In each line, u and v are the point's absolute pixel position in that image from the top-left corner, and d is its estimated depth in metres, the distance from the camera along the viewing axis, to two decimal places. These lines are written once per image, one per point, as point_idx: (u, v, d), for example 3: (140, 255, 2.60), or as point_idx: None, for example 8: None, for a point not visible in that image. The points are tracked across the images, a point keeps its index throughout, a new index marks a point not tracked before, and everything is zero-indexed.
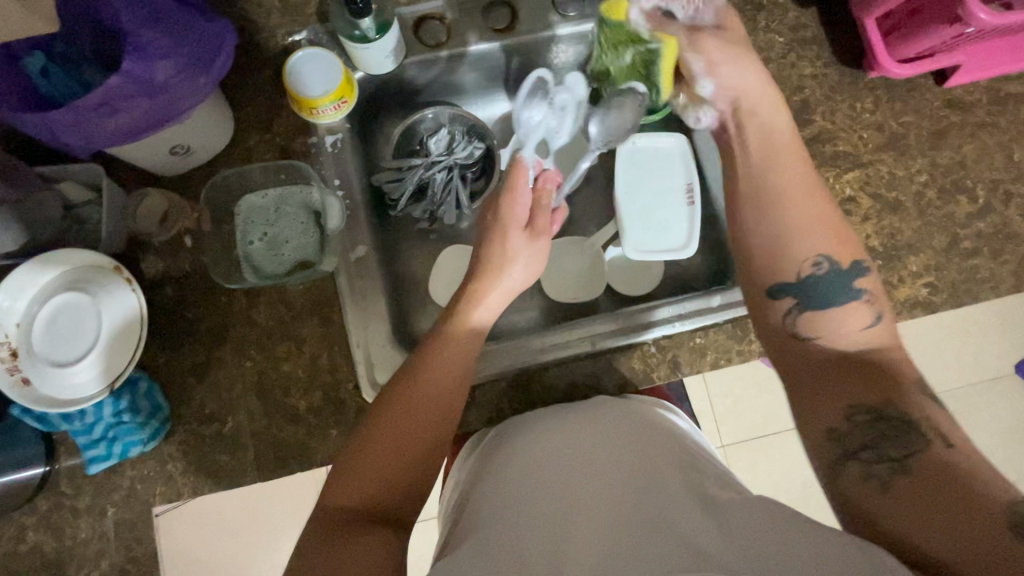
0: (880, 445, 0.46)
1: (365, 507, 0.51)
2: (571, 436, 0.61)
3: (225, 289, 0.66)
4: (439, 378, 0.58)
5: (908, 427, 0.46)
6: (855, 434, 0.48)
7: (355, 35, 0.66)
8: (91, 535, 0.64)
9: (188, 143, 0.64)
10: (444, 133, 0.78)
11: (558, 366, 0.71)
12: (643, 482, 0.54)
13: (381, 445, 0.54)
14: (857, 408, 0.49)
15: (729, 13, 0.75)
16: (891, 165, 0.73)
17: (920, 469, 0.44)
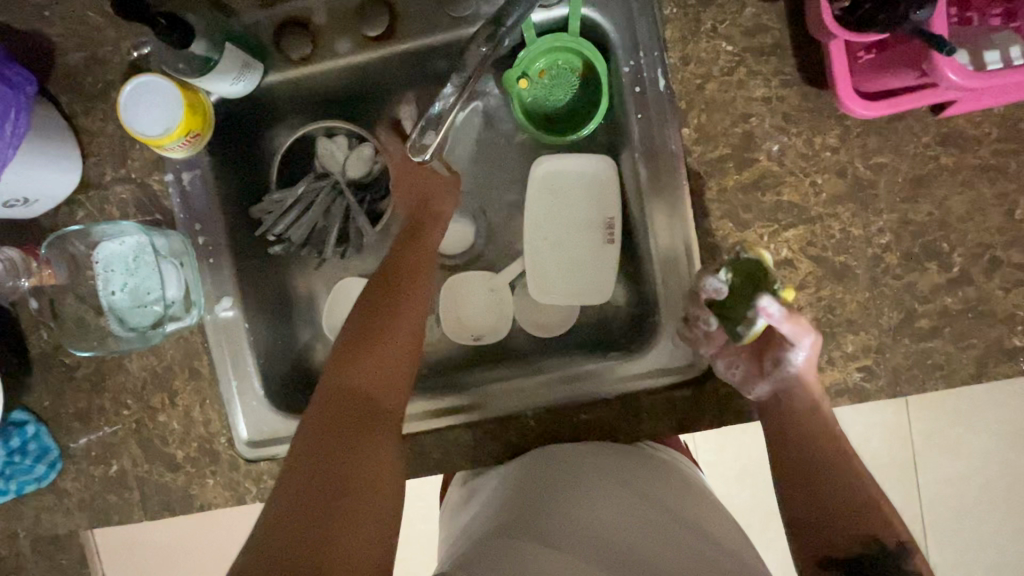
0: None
1: (357, 409, 0.51)
2: (620, 480, 0.58)
3: (74, 352, 0.64)
4: (396, 333, 0.56)
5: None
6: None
7: (182, 68, 0.56)
8: (9, 552, 0.70)
9: (23, 194, 0.59)
10: (340, 139, 0.69)
11: (537, 413, 0.65)
12: (684, 541, 0.52)
13: (347, 374, 0.52)
14: None
15: (665, 10, 0.58)
16: (846, 220, 0.59)
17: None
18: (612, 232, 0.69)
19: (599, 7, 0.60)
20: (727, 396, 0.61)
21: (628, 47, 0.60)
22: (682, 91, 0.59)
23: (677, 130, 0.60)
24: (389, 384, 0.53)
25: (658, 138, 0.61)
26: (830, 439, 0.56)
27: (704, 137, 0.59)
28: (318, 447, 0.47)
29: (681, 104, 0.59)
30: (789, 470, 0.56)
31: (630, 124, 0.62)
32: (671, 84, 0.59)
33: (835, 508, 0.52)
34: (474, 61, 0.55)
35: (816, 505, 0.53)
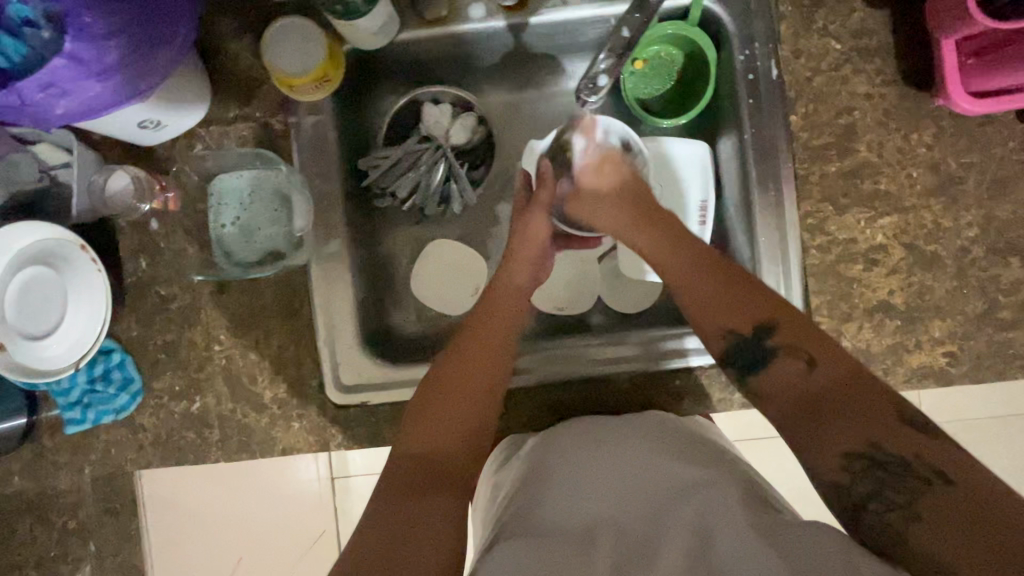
0: (885, 492, 0.44)
1: (423, 471, 0.52)
2: (580, 441, 0.59)
3: (194, 280, 0.65)
4: (459, 369, 0.59)
5: (902, 471, 0.44)
6: (858, 482, 0.45)
7: (338, 10, 0.59)
8: (71, 487, 0.68)
9: (158, 117, 0.60)
10: (446, 106, 0.72)
11: (632, 376, 0.66)
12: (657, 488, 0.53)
13: (410, 438, 0.54)
14: (859, 452, 0.45)
15: (781, 7, 0.63)
16: (937, 213, 0.63)
17: (927, 512, 0.41)
18: (704, 214, 0.71)
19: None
20: None
21: (744, 37, 0.65)
22: (793, 81, 0.63)
23: (785, 116, 0.64)
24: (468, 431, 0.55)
25: (767, 124, 0.64)
26: (663, 250, 0.63)
27: (811, 125, 0.63)
28: (375, 511, 0.48)
29: (790, 93, 0.64)
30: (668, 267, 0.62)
31: (738, 110, 0.66)
32: (782, 74, 0.64)
33: (729, 303, 0.57)
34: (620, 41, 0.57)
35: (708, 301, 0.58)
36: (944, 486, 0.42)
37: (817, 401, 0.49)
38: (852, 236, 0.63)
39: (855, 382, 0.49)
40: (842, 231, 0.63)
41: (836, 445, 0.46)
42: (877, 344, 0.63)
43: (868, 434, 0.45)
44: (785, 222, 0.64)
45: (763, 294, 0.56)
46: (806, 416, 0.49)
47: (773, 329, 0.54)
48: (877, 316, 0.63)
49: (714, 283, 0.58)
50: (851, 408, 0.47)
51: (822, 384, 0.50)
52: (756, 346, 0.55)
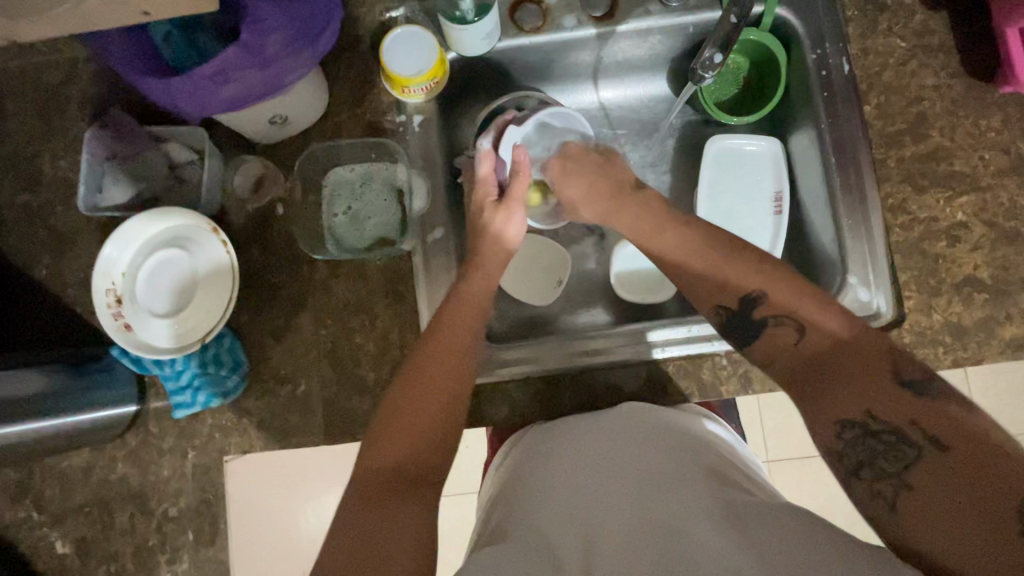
0: (877, 462, 0.45)
1: (384, 480, 0.50)
2: (563, 449, 0.57)
3: (309, 257, 0.68)
4: (429, 369, 0.56)
5: (898, 440, 0.45)
6: (854, 449, 0.47)
7: (455, 16, 0.65)
8: (173, 474, 0.69)
9: (286, 113, 0.65)
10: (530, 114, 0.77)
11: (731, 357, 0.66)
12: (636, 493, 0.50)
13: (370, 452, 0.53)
14: (847, 421, 0.47)
15: (848, 12, 0.70)
16: (1013, 191, 0.66)
17: (920, 483, 0.42)
18: (780, 204, 0.76)
19: (791, 7, 0.71)
20: (914, 345, 0.64)
21: (814, 39, 0.70)
22: (863, 76, 0.69)
23: (859, 107, 0.69)
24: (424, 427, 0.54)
25: (842, 114, 0.69)
26: (680, 244, 0.62)
27: (884, 114, 0.68)
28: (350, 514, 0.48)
29: (863, 86, 0.69)
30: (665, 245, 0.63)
31: (812, 104, 0.71)
32: (854, 70, 0.69)
33: (707, 276, 0.59)
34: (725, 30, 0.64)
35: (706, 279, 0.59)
36: (938, 454, 0.43)
37: (814, 363, 0.51)
38: (932, 215, 0.67)
39: (873, 363, 0.48)
40: (922, 210, 0.67)
41: (837, 410, 0.48)
42: (969, 318, 0.65)
43: (870, 403, 0.46)
44: (868, 204, 0.67)
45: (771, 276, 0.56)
46: (808, 372, 0.51)
47: (761, 300, 0.55)
48: (965, 290, 0.65)
49: (693, 251, 0.61)
50: (849, 384, 0.48)
51: (809, 351, 0.52)
52: (748, 317, 0.56)
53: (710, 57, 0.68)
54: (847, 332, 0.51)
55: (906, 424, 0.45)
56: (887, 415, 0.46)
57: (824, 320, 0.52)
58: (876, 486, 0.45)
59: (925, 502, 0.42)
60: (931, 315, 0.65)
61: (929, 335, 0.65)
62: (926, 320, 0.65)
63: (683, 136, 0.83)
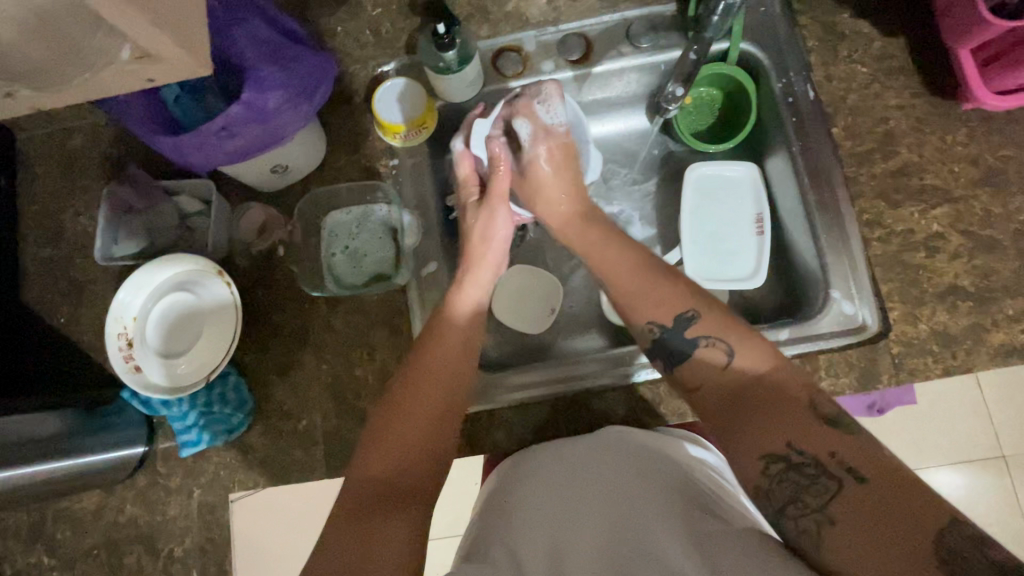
0: (801, 496, 0.44)
1: (367, 496, 0.52)
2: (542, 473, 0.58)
3: (309, 295, 0.71)
4: (422, 398, 0.57)
5: (818, 472, 0.44)
6: (778, 486, 0.45)
7: (440, 67, 0.70)
8: (179, 513, 0.70)
9: (286, 162, 0.70)
10: None
11: None
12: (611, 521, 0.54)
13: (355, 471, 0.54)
14: (770, 457, 0.46)
15: (808, 43, 0.74)
16: (986, 201, 0.68)
17: (839, 515, 0.42)
18: (761, 225, 0.78)
19: (754, 42, 0.76)
20: (903, 355, 0.65)
21: (780, 69, 0.75)
22: (829, 100, 0.72)
23: (827, 130, 0.72)
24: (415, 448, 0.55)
25: (812, 136, 0.72)
26: (617, 269, 0.62)
27: (853, 134, 0.71)
28: (336, 534, 0.50)
29: (829, 110, 0.72)
30: (591, 256, 0.66)
31: (784, 129, 0.75)
32: (819, 95, 0.73)
33: (636, 292, 0.59)
34: (686, 66, 0.71)
35: (636, 291, 0.59)
36: (857, 486, 0.42)
37: (738, 390, 0.50)
38: (909, 227, 0.68)
39: (784, 403, 0.47)
40: (899, 222, 0.69)
41: (762, 444, 0.46)
42: (956, 326, 0.65)
43: (789, 435, 0.46)
44: (845, 220, 0.70)
45: (681, 297, 0.56)
46: (728, 409, 0.50)
47: (694, 319, 0.54)
48: (949, 299, 0.66)
49: (632, 277, 0.60)
50: (760, 410, 0.48)
51: (730, 382, 0.50)
52: (674, 336, 0.55)
53: (675, 91, 0.74)
54: (764, 367, 0.50)
55: (825, 456, 0.44)
56: (807, 446, 0.45)
57: (743, 350, 0.51)
58: (798, 523, 0.44)
59: (841, 540, 0.41)
60: (917, 325, 0.66)
61: (917, 344, 0.65)
62: (913, 330, 0.66)
63: (666, 166, 0.87)
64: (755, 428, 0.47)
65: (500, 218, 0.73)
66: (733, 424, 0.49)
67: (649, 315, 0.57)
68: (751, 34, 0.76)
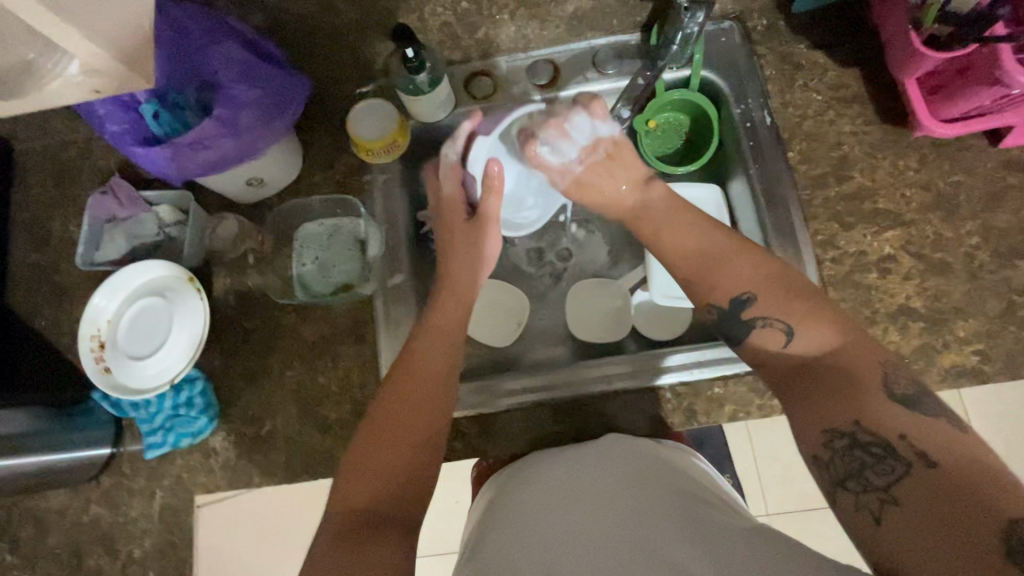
0: (866, 473, 0.45)
1: (364, 505, 0.53)
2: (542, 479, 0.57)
3: (278, 304, 0.74)
4: (400, 389, 0.60)
5: (885, 454, 0.45)
6: (836, 459, 0.47)
7: (410, 88, 0.74)
8: (141, 514, 0.71)
9: (261, 176, 0.73)
10: None
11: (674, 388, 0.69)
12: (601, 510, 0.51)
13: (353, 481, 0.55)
14: (836, 432, 0.48)
15: (766, 72, 0.77)
16: (937, 225, 0.70)
17: (903, 495, 0.42)
18: None
19: (715, 70, 0.79)
20: None
21: (739, 96, 0.78)
22: (785, 126, 0.75)
23: (783, 154, 0.74)
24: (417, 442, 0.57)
25: (769, 160, 0.75)
26: (680, 251, 0.64)
27: (808, 159, 0.74)
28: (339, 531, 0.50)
29: (785, 135, 0.75)
30: (659, 236, 0.67)
31: (742, 153, 0.77)
32: (776, 121, 0.76)
33: (694, 273, 0.62)
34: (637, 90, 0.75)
35: (697, 261, 0.63)
36: (928, 470, 0.42)
37: (797, 366, 0.53)
38: (861, 249, 0.70)
39: (851, 394, 0.49)
40: (851, 244, 0.70)
41: (824, 421, 0.49)
42: (906, 346, 0.66)
43: (858, 413, 0.47)
44: (800, 240, 0.71)
45: (764, 281, 0.58)
46: (794, 377, 0.53)
47: (750, 301, 0.58)
48: (901, 320, 0.67)
49: (694, 253, 0.63)
50: (820, 386, 0.50)
51: (799, 359, 0.54)
52: (732, 314, 0.59)
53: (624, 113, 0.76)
54: (835, 339, 0.52)
55: (894, 437, 0.45)
56: (877, 429, 0.46)
57: (805, 327, 0.54)
58: (860, 498, 0.44)
59: (904, 528, 0.40)
60: None
61: None
62: None
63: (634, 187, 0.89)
64: (846, 391, 0.49)
65: (489, 240, 0.73)
66: (788, 393, 0.53)
67: (712, 295, 0.61)
68: (713, 61, 0.79)
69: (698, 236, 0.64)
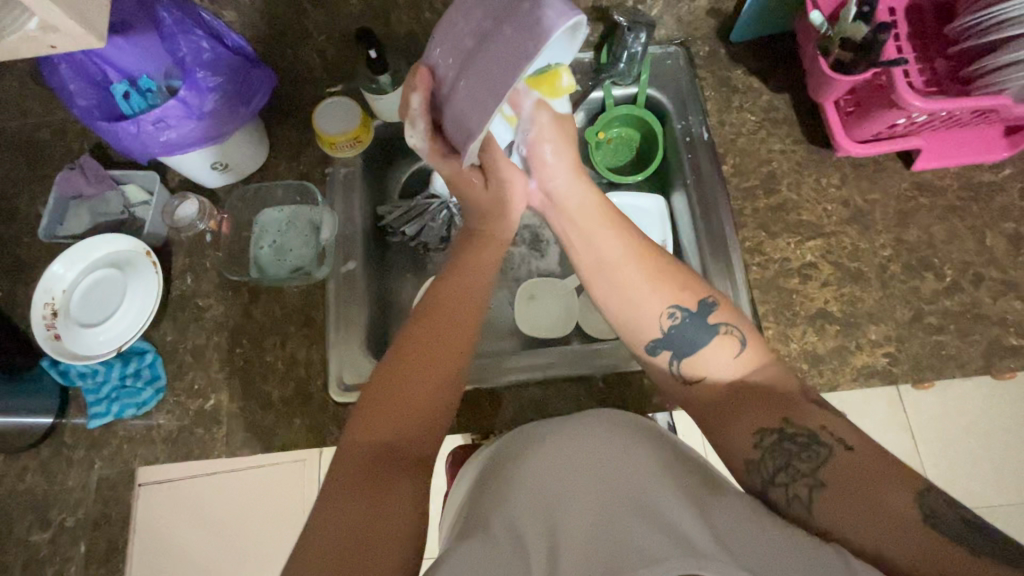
0: (792, 464, 0.46)
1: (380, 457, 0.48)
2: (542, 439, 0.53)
3: (232, 283, 0.77)
4: (423, 342, 0.55)
5: (811, 441, 0.46)
6: (769, 455, 0.47)
7: (372, 87, 0.79)
8: (77, 484, 0.72)
9: (226, 161, 0.77)
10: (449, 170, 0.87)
11: (606, 378, 0.72)
12: (616, 473, 0.47)
13: (358, 435, 0.50)
14: (765, 430, 0.48)
15: (706, 93, 0.84)
16: (854, 237, 0.75)
17: (831, 478, 0.44)
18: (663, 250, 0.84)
19: (660, 89, 0.85)
20: None
21: (680, 113, 0.84)
22: (721, 142, 0.81)
23: (718, 167, 0.80)
24: (433, 398, 0.52)
25: (705, 172, 0.80)
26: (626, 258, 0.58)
27: (740, 172, 0.80)
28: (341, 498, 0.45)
29: (720, 150, 0.81)
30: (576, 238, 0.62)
31: (682, 165, 0.83)
32: (713, 137, 0.82)
33: (635, 282, 0.57)
34: None
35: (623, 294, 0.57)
36: (846, 451, 0.45)
37: (740, 387, 0.52)
38: (785, 256, 0.75)
39: (781, 401, 0.50)
40: (776, 251, 0.75)
41: (755, 420, 0.49)
42: (823, 347, 0.71)
43: (786, 412, 0.49)
44: (729, 246, 0.76)
45: (673, 275, 0.57)
46: (731, 403, 0.51)
47: (715, 305, 0.55)
48: (819, 322, 0.72)
49: (629, 249, 0.59)
50: (753, 401, 0.50)
51: (743, 375, 0.52)
52: (692, 320, 0.55)
53: None
54: (769, 359, 0.53)
55: (817, 427, 0.47)
56: (806, 421, 0.48)
57: (756, 343, 0.54)
58: (790, 488, 0.46)
59: (834, 506, 0.43)
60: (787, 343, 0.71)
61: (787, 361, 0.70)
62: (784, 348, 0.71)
63: None
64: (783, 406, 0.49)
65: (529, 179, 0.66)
66: (726, 418, 0.50)
67: (661, 301, 0.56)
68: (659, 81, 0.85)
69: (621, 233, 0.60)
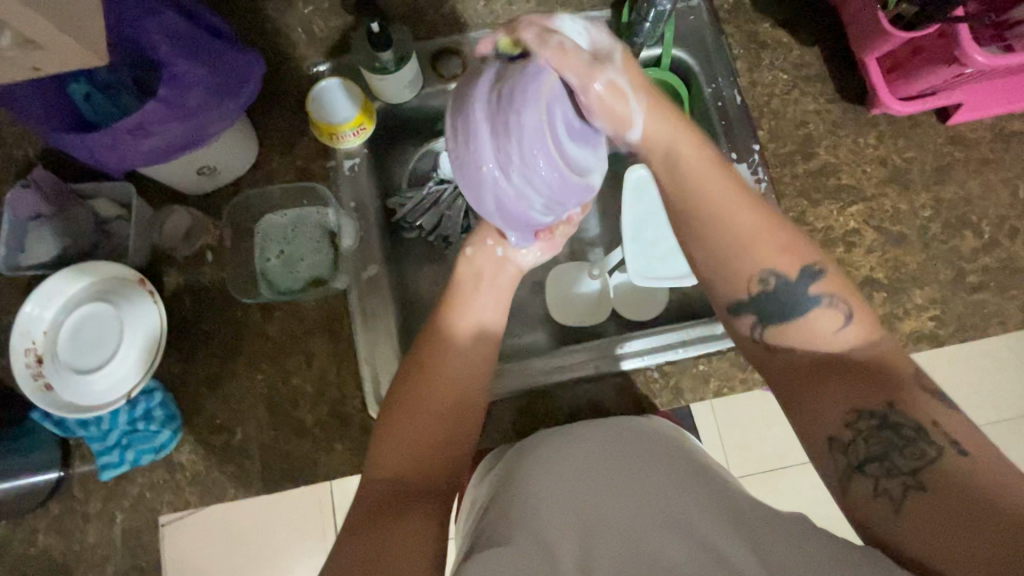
0: (889, 458, 0.42)
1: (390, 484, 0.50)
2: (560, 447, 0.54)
3: (240, 302, 0.68)
4: (444, 374, 0.57)
5: (916, 436, 0.42)
6: (854, 449, 0.44)
7: (375, 67, 0.69)
8: (99, 540, 0.65)
9: (214, 165, 0.67)
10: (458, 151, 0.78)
11: (660, 367, 0.69)
12: (644, 484, 0.49)
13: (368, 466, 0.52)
14: (859, 411, 0.44)
15: (734, 50, 0.78)
16: (894, 199, 0.74)
17: (933, 483, 0.40)
18: None
19: (685, 47, 0.79)
20: None
21: (709, 74, 0.78)
22: (754, 105, 0.76)
23: (754, 131, 0.76)
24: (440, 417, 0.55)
25: (739, 138, 0.76)
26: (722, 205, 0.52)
27: (776, 137, 0.76)
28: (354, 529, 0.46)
29: (754, 114, 0.76)
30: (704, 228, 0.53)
31: (713, 131, 0.78)
32: (745, 100, 0.77)
33: (726, 246, 0.52)
34: None
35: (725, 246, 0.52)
36: (959, 456, 0.40)
37: (822, 365, 0.47)
38: (828, 224, 0.73)
39: (889, 381, 0.44)
40: (819, 220, 0.73)
41: (837, 410, 0.45)
42: (871, 316, 0.70)
43: (878, 396, 0.44)
44: None
45: (776, 232, 0.51)
46: (820, 373, 0.47)
47: (821, 273, 0.50)
48: (866, 290, 0.71)
49: (757, 227, 0.51)
50: (834, 383, 0.46)
51: (848, 353, 0.47)
52: (789, 290, 0.50)
53: None
54: (878, 334, 0.47)
55: (925, 422, 0.42)
56: (908, 412, 0.43)
57: (862, 316, 0.48)
58: (880, 484, 0.42)
59: (924, 513, 0.39)
60: None
61: None
62: None
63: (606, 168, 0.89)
64: (897, 391, 0.44)
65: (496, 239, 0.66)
66: (810, 386, 0.47)
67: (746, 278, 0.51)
68: (683, 40, 0.79)
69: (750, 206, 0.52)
